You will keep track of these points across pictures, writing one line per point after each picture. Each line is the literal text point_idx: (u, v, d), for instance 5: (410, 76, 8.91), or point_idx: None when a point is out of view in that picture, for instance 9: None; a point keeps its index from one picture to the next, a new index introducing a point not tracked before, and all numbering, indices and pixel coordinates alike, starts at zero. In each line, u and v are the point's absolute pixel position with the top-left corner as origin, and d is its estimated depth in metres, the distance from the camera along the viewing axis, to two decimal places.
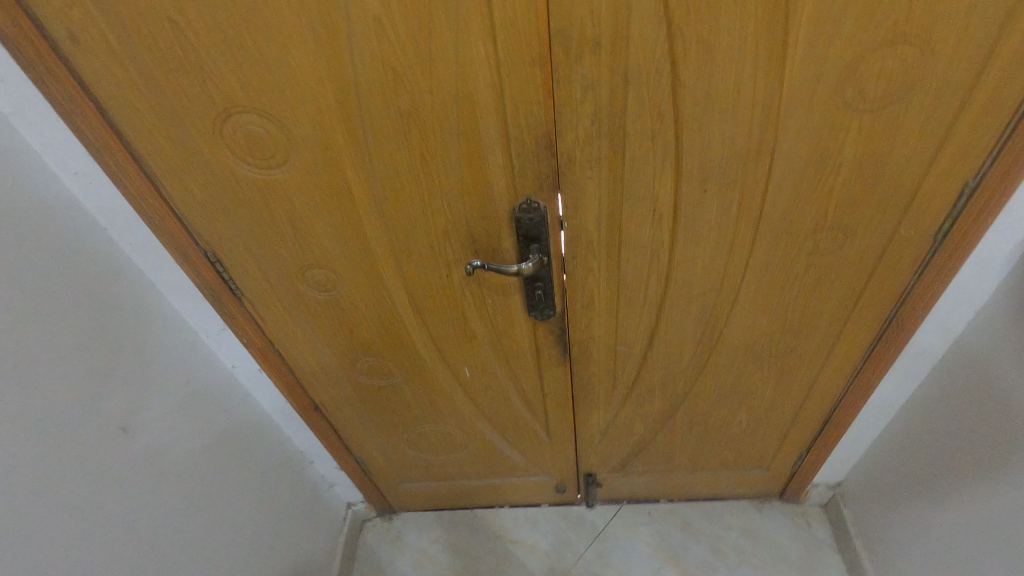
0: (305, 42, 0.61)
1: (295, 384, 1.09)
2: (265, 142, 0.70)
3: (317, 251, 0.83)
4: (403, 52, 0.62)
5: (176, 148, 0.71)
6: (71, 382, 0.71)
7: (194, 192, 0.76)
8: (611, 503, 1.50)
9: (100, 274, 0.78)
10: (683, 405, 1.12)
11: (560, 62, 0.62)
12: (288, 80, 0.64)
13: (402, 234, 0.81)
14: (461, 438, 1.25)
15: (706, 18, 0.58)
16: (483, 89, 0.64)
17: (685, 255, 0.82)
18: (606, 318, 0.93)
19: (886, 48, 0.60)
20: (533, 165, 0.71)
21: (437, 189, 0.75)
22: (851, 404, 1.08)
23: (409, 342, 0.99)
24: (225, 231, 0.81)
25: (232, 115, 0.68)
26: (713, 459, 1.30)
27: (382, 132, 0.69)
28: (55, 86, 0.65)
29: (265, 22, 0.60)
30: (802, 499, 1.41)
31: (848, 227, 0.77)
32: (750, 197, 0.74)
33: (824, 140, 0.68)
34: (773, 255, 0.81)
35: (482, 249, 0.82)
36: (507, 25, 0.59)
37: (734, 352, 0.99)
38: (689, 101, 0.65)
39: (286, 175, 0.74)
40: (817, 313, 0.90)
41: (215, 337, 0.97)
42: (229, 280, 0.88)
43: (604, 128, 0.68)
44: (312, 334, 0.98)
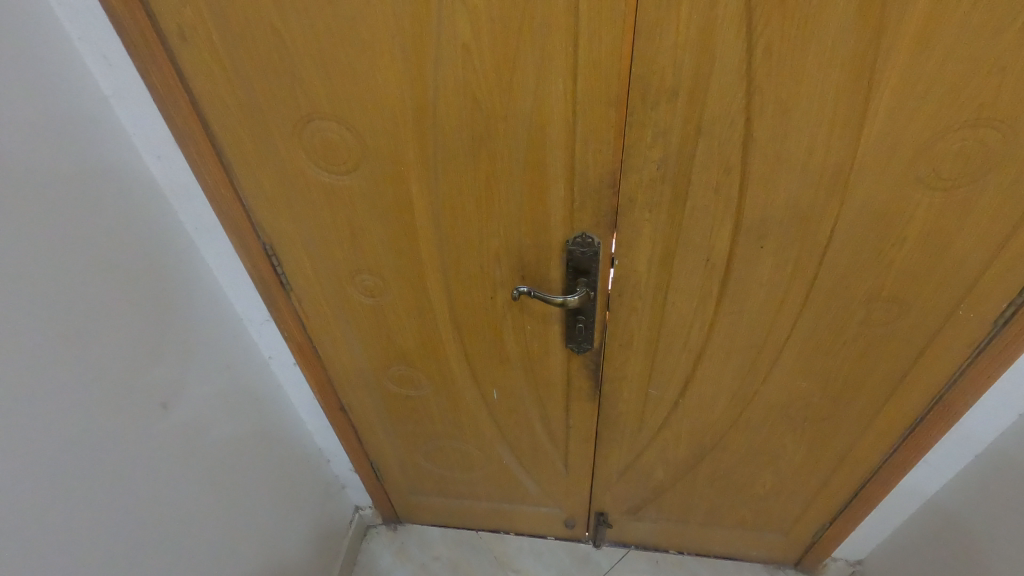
0: (393, 61, 0.64)
1: (326, 382, 1.11)
2: (339, 150, 0.73)
3: (370, 257, 0.86)
4: (485, 80, 0.64)
5: (256, 145, 0.75)
6: (121, 354, 0.74)
7: (264, 188, 0.79)
8: (619, 546, 1.47)
9: (165, 254, 0.81)
10: (708, 457, 1.10)
11: (636, 106, 0.63)
12: (371, 94, 0.67)
13: (455, 252, 0.82)
14: (478, 458, 1.25)
15: (787, 80, 0.59)
16: (557, 124, 0.66)
17: (732, 308, 0.81)
18: (642, 360, 0.93)
19: (967, 129, 0.60)
20: (593, 201, 0.72)
21: (496, 214, 0.76)
22: (884, 481, 1.04)
23: (443, 357, 1.00)
24: (287, 227, 0.84)
25: (313, 120, 0.71)
26: (730, 517, 1.27)
27: (451, 152, 0.71)
28: (157, 76, 0.69)
29: (360, 38, 0.63)
30: (818, 572, 1.36)
31: (904, 302, 0.76)
32: (806, 259, 0.74)
33: (891, 212, 0.67)
34: (823, 320, 0.80)
35: (531, 276, 0.83)
36: (589, 66, 0.61)
37: (768, 411, 0.97)
38: (758, 159, 0.65)
39: (353, 182, 0.76)
40: (860, 383, 0.88)
41: (258, 327, 1.00)
42: (281, 274, 0.91)
43: (669, 174, 0.68)
44: (351, 336, 1.00)
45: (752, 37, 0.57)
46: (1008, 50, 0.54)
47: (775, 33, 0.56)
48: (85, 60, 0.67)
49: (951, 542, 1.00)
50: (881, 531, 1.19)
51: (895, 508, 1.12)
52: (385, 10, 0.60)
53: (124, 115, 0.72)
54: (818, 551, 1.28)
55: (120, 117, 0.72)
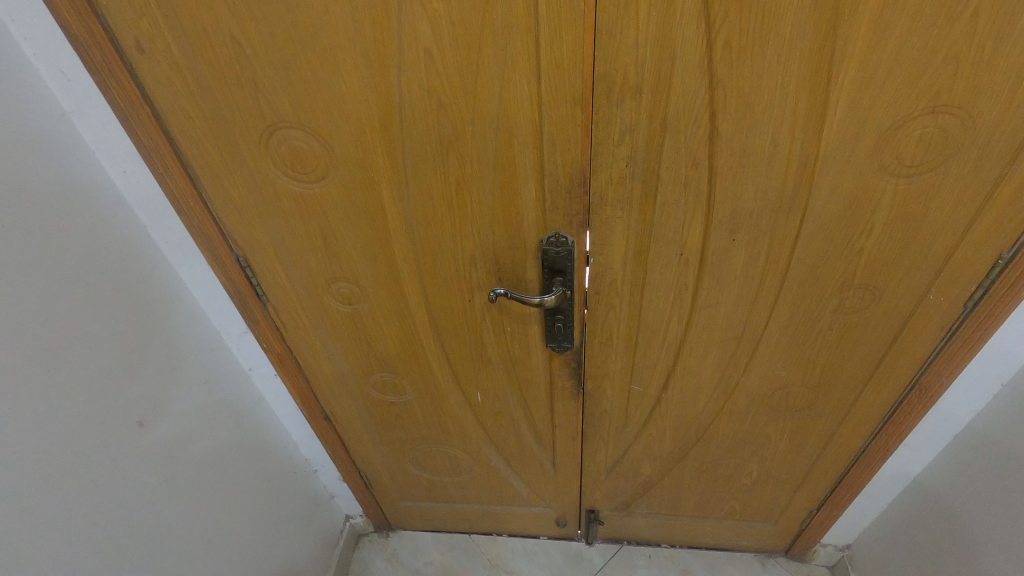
0: (356, 67, 0.63)
1: (308, 392, 1.10)
2: (308, 158, 0.73)
3: (345, 264, 0.85)
4: (450, 83, 0.64)
5: (222, 156, 0.74)
6: (97, 373, 0.73)
7: (234, 199, 0.79)
8: (611, 542, 1.47)
9: (138, 270, 0.80)
10: (694, 450, 1.11)
11: (601, 104, 0.63)
12: (336, 101, 0.66)
13: (431, 256, 0.82)
14: (466, 461, 1.24)
15: (748, 73, 0.59)
16: (524, 124, 0.66)
17: (708, 301, 0.82)
18: (623, 356, 0.93)
19: (926, 116, 0.60)
20: (565, 200, 0.72)
21: (469, 217, 0.76)
22: (867, 466, 1.06)
23: (425, 362, 1.00)
24: (260, 238, 0.83)
25: (279, 129, 0.70)
26: (719, 508, 1.27)
27: (421, 156, 0.70)
28: (117, 91, 0.68)
29: (321, 46, 0.62)
30: (809, 558, 1.37)
31: (877, 288, 0.77)
32: (778, 250, 0.74)
33: (858, 201, 0.68)
34: (798, 309, 0.81)
35: (507, 277, 0.83)
36: (553, 66, 0.61)
37: (749, 402, 0.98)
38: (724, 152, 0.66)
39: (324, 190, 0.76)
40: (838, 370, 0.89)
41: (237, 339, 0.99)
42: (256, 285, 0.90)
43: (638, 171, 0.69)
44: (331, 345, 0.99)
45: (711, 31, 0.57)
46: (961, 36, 0.55)
47: (734, 27, 0.57)
48: (43, 77, 0.66)
49: (935, 523, 1.02)
50: (867, 514, 1.21)
51: (880, 491, 1.13)
52: (346, 16, 0.60)
53: (86, 131, 0.71)
54: (807, 537, 1.30)
55: (82, 133, 0.71)
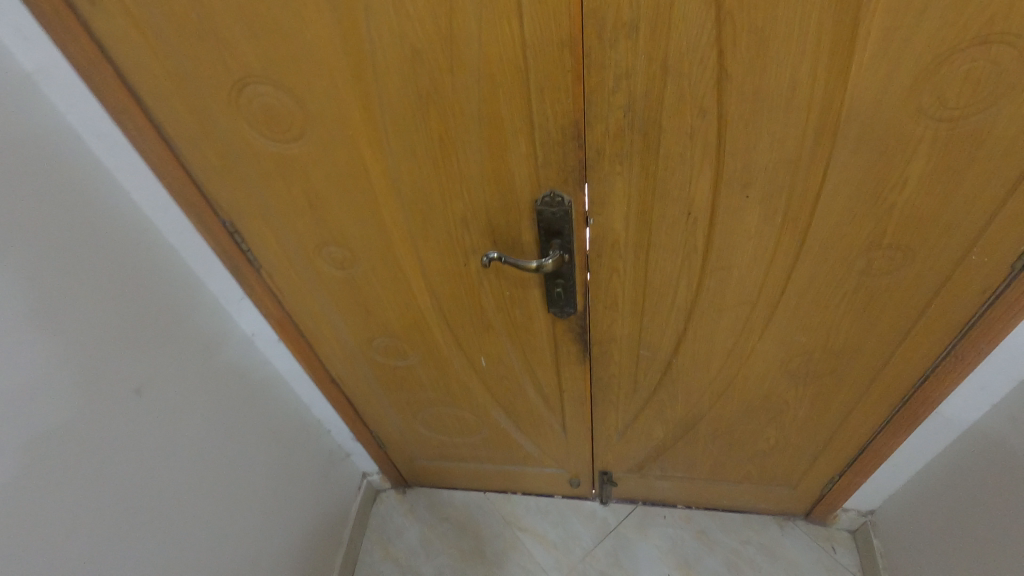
0: (320, 12, 0.57)
1: (312, 355, 1.09)
2: (281, 116, 0.68)
3: (334, 228, 0.82)
4: (423, 28, 0.57)
5: (194, 117, 0.70)
6: (88, 343, 0.72)
7: (213, 161, 0.75)
8: (626, 502, 1.46)
9: (123, 236, 0.78)
10: (708, 416, 1.07)
11: (593, 45, 0.56)
12: (303, 52, 0.61)
13: (420, 218, 0.78)
14: (475, 423, 1.23)
15: (761, 4, 0.51)
16: (509, 71, 0.59)
17: (720, 264, 0.76)
18: (630, 320, 0.88)
19: (976, 48, 0.51)
20: (558, 156, 0.66)
21: (457, 175, 0.71)
22: (894, 434, 1.00)
23: (426, 326, 0.98)
24: (244, 201, 0.80)
25: (247, 86, 0.65)
26: (735, 472, 1.24)
27: (400, 111, 0.65)
28: (76, 49, 0.64)
29: None
30: (829, 522, 1.33)
31: (911, 249, 0.69)
32: (798, 208, 0.67)
33: (891, 151, 0.60)
34: (820, 273, 0.74)
35: (503, 239, 0.78)
36: (536, 2, 0.53)
37: (766, 368, 0.92)
38: (734, 99, 0.58)
39: (303, 150, 0.71)
40: (864, 335, 0.82)
41: (236, 305, 0.97)
42: (246, 250, 0.88)
43: (638, 123, 0.62)
44: (330, 309, 0.97)
45: None
46: None
47: None
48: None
49: (967, 494, 0.96)
50: (894, 481, 1.15)
51: (908, 458, 1.08)
52: None
53: (53, 94, 0.67)
54: (828, 501, 1.26)
55: (49, 97, 0.67)
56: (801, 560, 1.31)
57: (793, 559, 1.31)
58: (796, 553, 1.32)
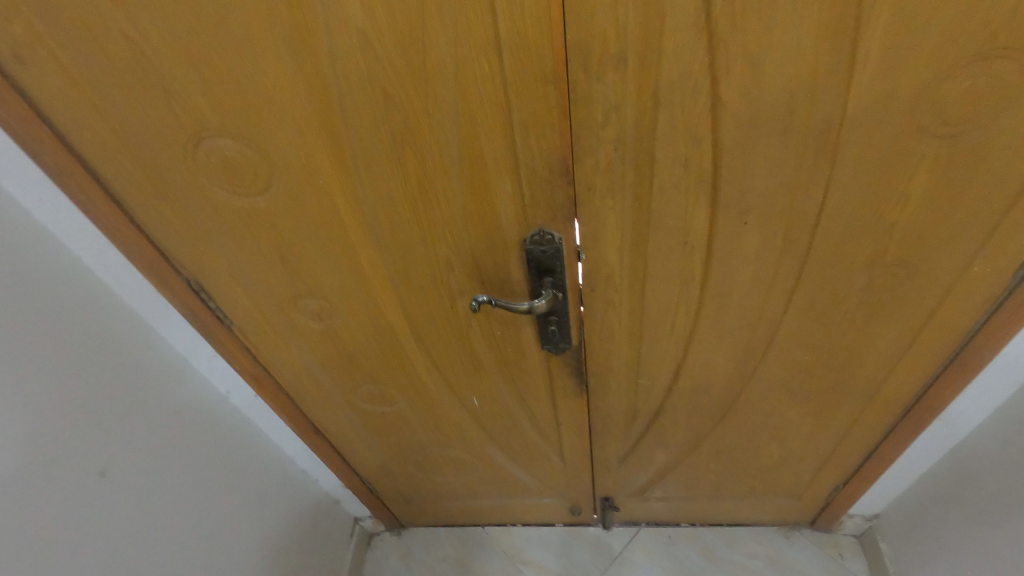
0: (280, 58, 0.53)
1: (293, 408, 1.03)
2: (244, 168, 0.62)
3: (309, 279, 0.76)
4: (394, 70, 0.53)
5: (146, 175, 0.64)
6: (41, 429, 0.66)
7: (171, 219, 0.69)
8: (629, 525, 1.42)
9: (78, 305, 0.71)
10: (710, 437, 1.04)
11: (578, 79, 0.52)
12: (264, 100, 0.56)
13: (401, 263, 0.73)
14: (470, 461, 1.18)
15: (755, 29, 0.48)
16: (489, 110, 0.55)
17: (718, 289, 0.73)
18: (627, 350, 0.85)
19: (978, 64, 0.49)
20: (545, 194, 0.62)
21: (439, 218, 0.67)
22: (898, 442, 0.98)
23: (412, 370, 0.93)
24: (208, 258, 0.74)
25: (204, 140, 0.60)
26: (739, 488, 1.21)
27: (373, 156, 0.60)
28: (6, 110, 0.58)
29: (232, 38, 0.52)
30: (835, 529, 1.32)
31: (913, 265, 0.67)
32: (797, 231, 0.64)
33: (891, 169, 0.57)
34: (821, 292, 0.72)
35: (491, 279, 0.74)
36: (516, 38, 0.50)
37: (768, 387, 0.90)
38: (730, 126, 0.55)
39: (270, 203, 0.66)
40: (867, 350, 0.80)
41: (208, 363, 0.90)
42: (214, 307, 0.81)
43: (629, 155, 0.58)
44: (309, 361, 0.91)
45: None
46: None
47: None
48: None
49: (975, 497, 0.95)
50: (898, 486, 1.14)
51: (912, 463, 1.06)
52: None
53: None
54: (833, 509, 1.24)
55: None
56: (810, 571, 1.29)
57: (802, 570, 1.29)
58: (805, 564, 1.30)
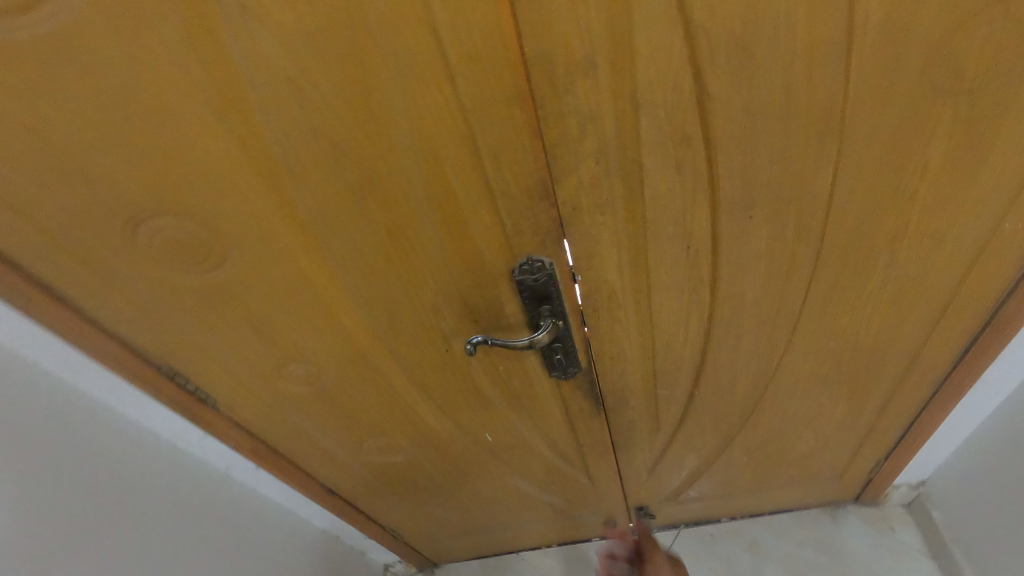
0: (207, 122, 0.47)
1: (299, 473, 0.97)
2: (193, 245, 0.56)
3: (289, 345, 0.70)
4: (337, 115, 0.47)
5: (88, 268, 0.58)
6: (19, 562, 0.60)
7: (127, 309, 0.63)
8: (669, 529, 1.36)
9: (43, 417, 0.65)
10: (741, 435, 0.98)
11: (545, 93, 0.46)
12: (200, 170, 0.50)
13: (385, 314, 0.67)
14: (494, 495, 1.12)
15: (736, 9, 0.42)
16: (451, 142, 0.49)
17: (731, 290, 0.67)
18: (641, 364, 0.79)
19: (990, 9, 0.44)
20: (528, 221, 0.56)
21: (417, 263, 0.60)
22: (939, 410, 0.93)
23: (417, 417, 0.87)
24: (176, 341, 0.67)
25: (143, 222, 0.54)
26: (777, 478, 1.15)
27: (332, 210, 0.54)
28: None
29: (150, 108, 0.46)
30: (882, 501, 1.26)
31: (938, 232, 0.61)
32: (809, 217, 0.58)
33: (906, 136, 0.51)
34: (842, 275, 0.66)
35: (484, 317, 0.68)
36: (466, 60, 0.44)
37: (796, 378, 0.84)
38: (721, 119, 0.49)
39: (230, 276, 0.60)
40: (898, 325, 0.74)
41: (200, 444, 0.84)
42: (193, 389, 0.75)
43: (613, 166, 0.52)
44: (307, 426, 0.85)
45: None
46: None
47: None
48: None
49: None
50: (943, 450, 1.09)
51: (956, 427, 1.01)
52: (165, 63, 0.43)
53: None
54: (878, 483, 1.19)
55: None
56: (863, 550, 1.23)
57: (855, 551, 1.23)
58: (856, 544, 1.24)
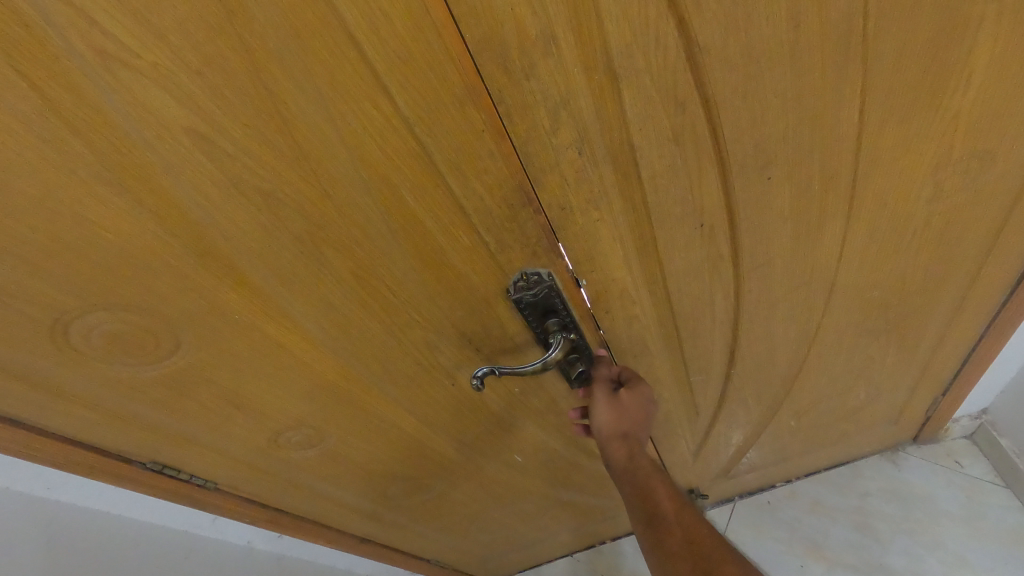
0: (108, 202, 0.38)
1: (327, 532, 0.90)
2: (138, 336, 0.48)
3: (281, 414, 0.63)
4: (259, 161, 0.38)
5: (25, 387, 0.49)
6: None
7: (87, 416, 0.55)
8: (723, 503, 1.24)
9: (37, 547, 0.57)
10: (787, 403, 0.90)
11: (503, 85, 0.38)
12: (117, 258, 0.41)
13: (376, 361, 0.59)
14: (535, 509, 1.06)
15: None
16: (402, 164, 0.41)
17: (757, 261, 0.59)
18: (668, 356, 0.71)
19: None
20: (512, 233, 0.48)
21: (397, 301, 0.53)
22: (998, 336, 0.86)
23: (438, 452, 0.80)
24: (155, 436, 0.60)
25: (71, 324, 0.45)
26: (830, 435, 1.08)
27: (284, 265, 0.46)
28: None
29: (27, 202, 0.36)
30: (942, 436, 1.20)
31: (987, 149, 0.53)
32: (837, 165, 0.50)
33: (941, 48, 0.43)
34: (881, 219, 0.58)
35: (485, 342, 0.60)
36: (399, 64, 0.35)
37: (840, 335, 0.76)
38: (721, 72, 0.40)
39: (191, 358, 0.52)
40: (947, 258, 0.67)
41: (214, 526, 0.77)
42: (189, 477, 0.68)
43: (599, 154, 0.44)
44: (322, 485, 0.78)
45: None
46: None
47: None
48: None
49: None
50: (1003, 373, 1.02)
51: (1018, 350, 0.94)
52: (25, 145, 0.33)
53: None
54: (938, 419, 1.12)
55: None
56: (934, 491, 1.16)
57: (925, 493, 1.16)
58: (925, 486, 1.17)
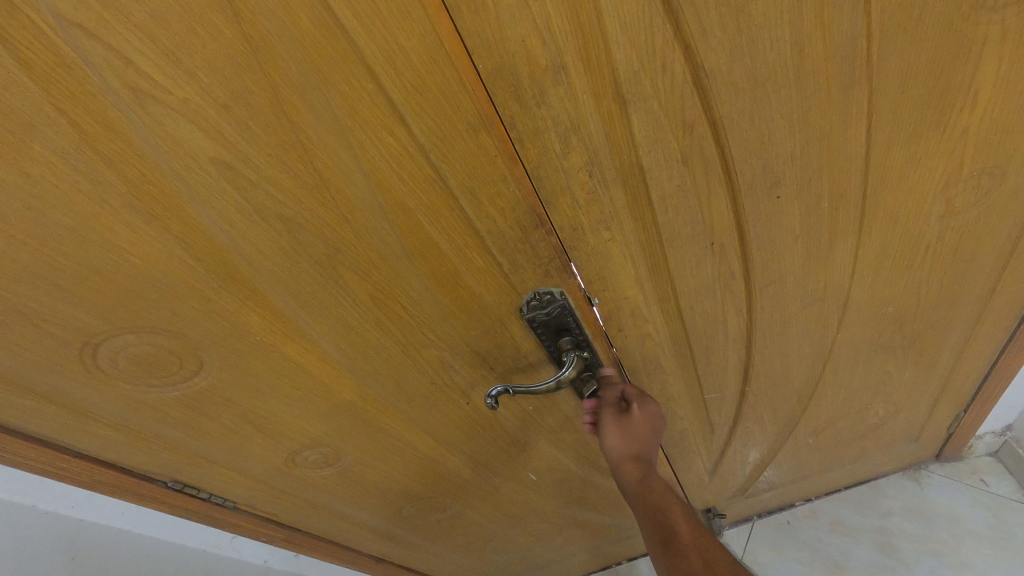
0: (138, 229, 0.40)
1: (343, 552, 0.90)
2: (163, 358, 0.49)
3: (298, 434, 0.64)
4: (281, 188, 0.40)
5: (55, 408, 0.51)
6: None
7: (113, 436, 0.56)
8: (741, 523, 1.22)
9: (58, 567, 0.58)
10: (804, 420, 0.89)
11: (515, 111, 0.39)
12: (146, 282, 0.43)
13: (391, 381, 0.60)
14: (550, 528, 1.05)
15: None
16: (417, 188, 0.42)
17: (769, 279, 0.59)
18: (682, 373, 0.71)
19: None
20: (525, 253, 0.49)
21: (412, 321, 0.54)
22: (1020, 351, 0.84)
23: (452, 471, 0.80)
24: (176, 455, 0.61)
25: (100, 346, 0.47)
26: (849, 452, 1.06)
27: (303, 287, 0.47)
28: None
29: (61, 231, 0.38)
30: (966, 453, 1.18)
31: (997, 166, 0.53)
32: (846, 182, 0.51)
33: (945, 67, 0.44)
34: (893, 234, 0.58)
35: (499, 360, 0.61)
36: (415, 94, 0.36)
37: (856, 351, 0.76)
38: (727, 95, 0.41)
39: (212, 379, 0.53)
40: (962, 273, 0.66)
41: (232, 545, 0.78)
42: (209, 496, 0.68)
43: (609, 176, 0.45)
44: (338, 504, 0.79)
45: None
46: None
47: None
48: None
49: None
50: None
51: None
52: (62, 178, 0.35)
53: None
54: (960, 436, 1.10)
55: None
56: (959, 510, 1.13)
57: (949, 512, 1.13)
58: (949, 504, 1.14)
